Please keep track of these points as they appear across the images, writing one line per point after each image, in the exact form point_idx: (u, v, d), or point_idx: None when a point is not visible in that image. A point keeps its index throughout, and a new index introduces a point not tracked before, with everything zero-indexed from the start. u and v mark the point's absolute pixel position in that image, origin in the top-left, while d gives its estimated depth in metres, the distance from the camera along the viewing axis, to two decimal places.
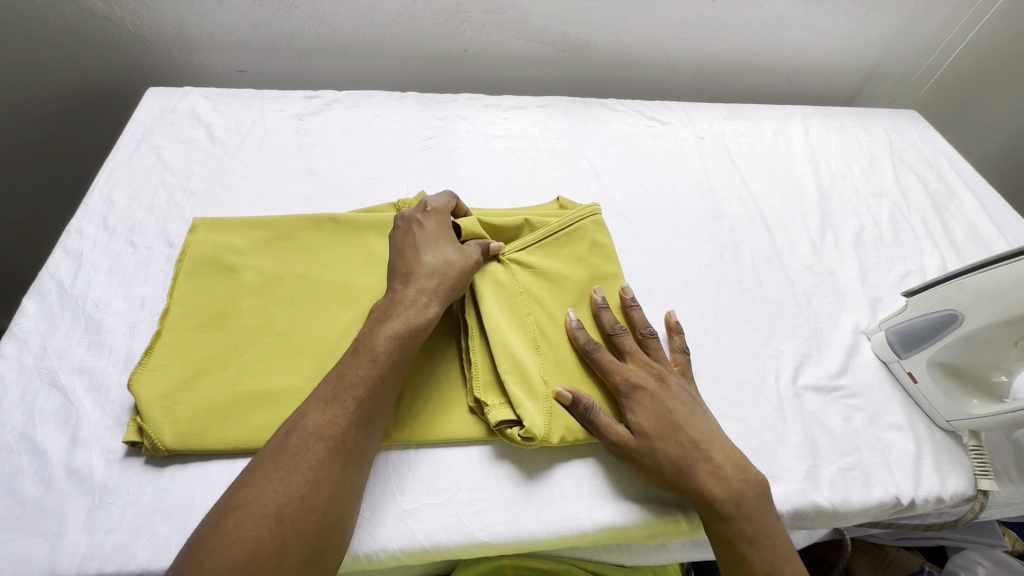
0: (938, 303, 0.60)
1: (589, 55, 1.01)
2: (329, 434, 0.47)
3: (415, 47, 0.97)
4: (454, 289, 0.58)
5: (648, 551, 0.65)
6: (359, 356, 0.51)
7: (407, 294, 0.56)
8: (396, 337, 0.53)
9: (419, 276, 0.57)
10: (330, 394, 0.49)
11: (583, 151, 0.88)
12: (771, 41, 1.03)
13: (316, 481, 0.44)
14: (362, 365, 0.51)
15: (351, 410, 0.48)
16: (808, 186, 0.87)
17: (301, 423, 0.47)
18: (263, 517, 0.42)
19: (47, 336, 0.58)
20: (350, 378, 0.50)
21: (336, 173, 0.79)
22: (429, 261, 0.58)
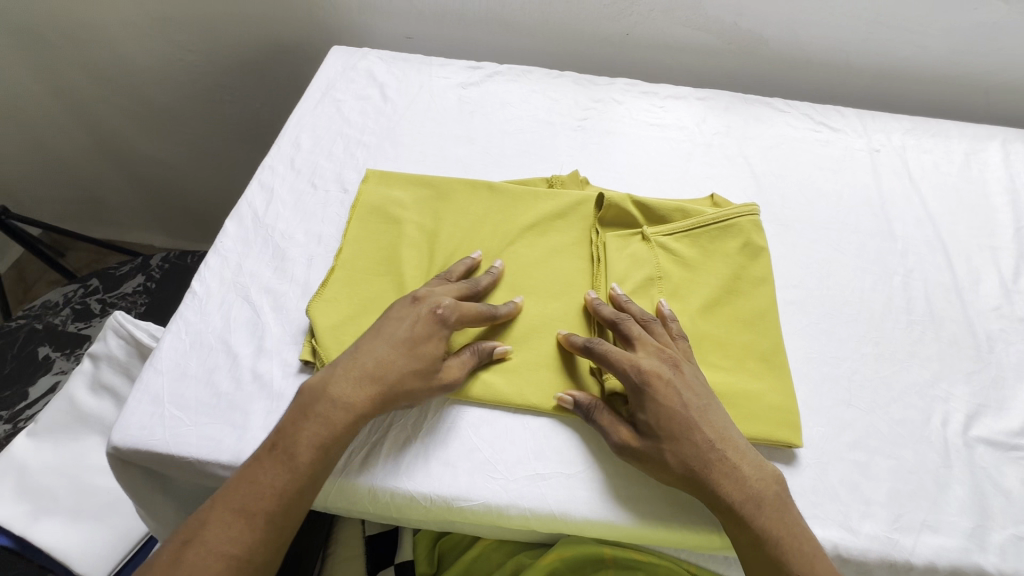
0: None
1: (759, 50, 0.96)
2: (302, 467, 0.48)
3: (578, 28, 0.97)
4: (420, 363, 0.53)
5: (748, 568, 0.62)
6: (318, 414, 0.50)
7: (370, 357, 0.52)
8: (350, 404, 0.50)
9: (383, 343, 0.53)
10: (291, 433, 0.49)
11: (741, 149, 0.84)
12: (978, 51, 0.91)
13: (245, 540, 0.45)
14: (324, 420, 0.50)
15: (288, 468, 0.48)
16: (1002, 220, 0.77)
17: (256, 471, 0.47)
18: (218, 564, 0.43)
19: (243, 256, 0.66)
20: (313, 429, 0.49)
21: (493, 142, 0.81)
22: (394, 329, 0.54)
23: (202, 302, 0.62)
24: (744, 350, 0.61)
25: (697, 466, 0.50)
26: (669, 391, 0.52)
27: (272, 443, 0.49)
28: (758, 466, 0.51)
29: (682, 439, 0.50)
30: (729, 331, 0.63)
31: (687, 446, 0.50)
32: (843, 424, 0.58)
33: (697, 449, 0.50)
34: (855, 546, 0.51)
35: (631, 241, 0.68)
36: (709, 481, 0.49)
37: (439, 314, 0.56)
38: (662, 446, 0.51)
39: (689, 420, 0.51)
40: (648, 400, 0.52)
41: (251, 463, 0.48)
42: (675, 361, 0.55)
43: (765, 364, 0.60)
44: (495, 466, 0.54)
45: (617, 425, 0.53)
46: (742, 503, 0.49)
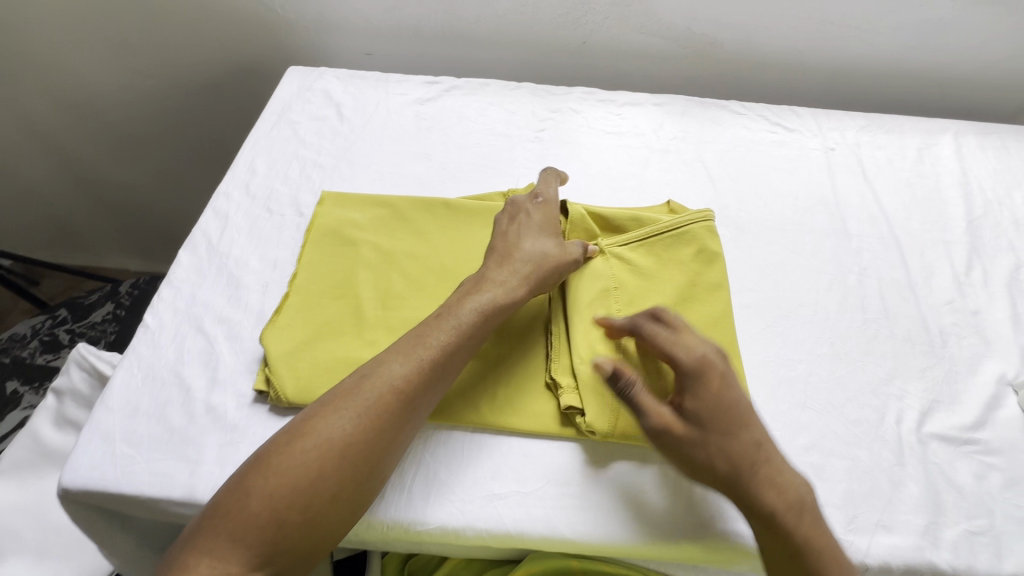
0: None
1: (714, 53, 0.96)
2: (400, 386, 0.50)
3: (535, 38, 0.97)
4: (545, 281, 0.61)
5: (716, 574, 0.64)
6: (444, 321, 0.55)
7: (501, 275, 0.60)
8: (482, 311, 0.56)
9: (517, 260, 0.61)
10: (386, 363, 0.52)
11: (698, 154, 0.84)
12: (927, 46, 0.92)
13: (320, 471, 0.46)
14: (444, 329, 0.55)
15: (372, 409, 0.49)
16: (954, 213, 0.78)
17: (336, 409, 0.49)
18: (293, 488, 0.45)
19: (196, 286, 0.66)
20: (430, 343, 0.53)
21: (450, 158, 0.82)
22: (522, 256, 0.61)
23: (155, 336, 0.62)
24: None
25: (742, 464, 0.48)
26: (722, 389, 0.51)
27: (357, 378, 0.51)
28: (780, 468, 0.50)
29: (723, 434, 0.49)
30: None
31: (733, 438, 0.49)
32: (799, 426, 0.58)
33: (739, 449, 0.49)
34: None
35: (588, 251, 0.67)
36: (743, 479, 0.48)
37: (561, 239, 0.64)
38: (711, 438, 0.49)
39: (732, 417, 0.50)
40: (699, 390, 0.50)
41: (341, 392, 0.50)
42: (722, 353, 0.53)
43: None
44: (450, 488, 0.54)
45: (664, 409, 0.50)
46: (783, 508, 0.48)
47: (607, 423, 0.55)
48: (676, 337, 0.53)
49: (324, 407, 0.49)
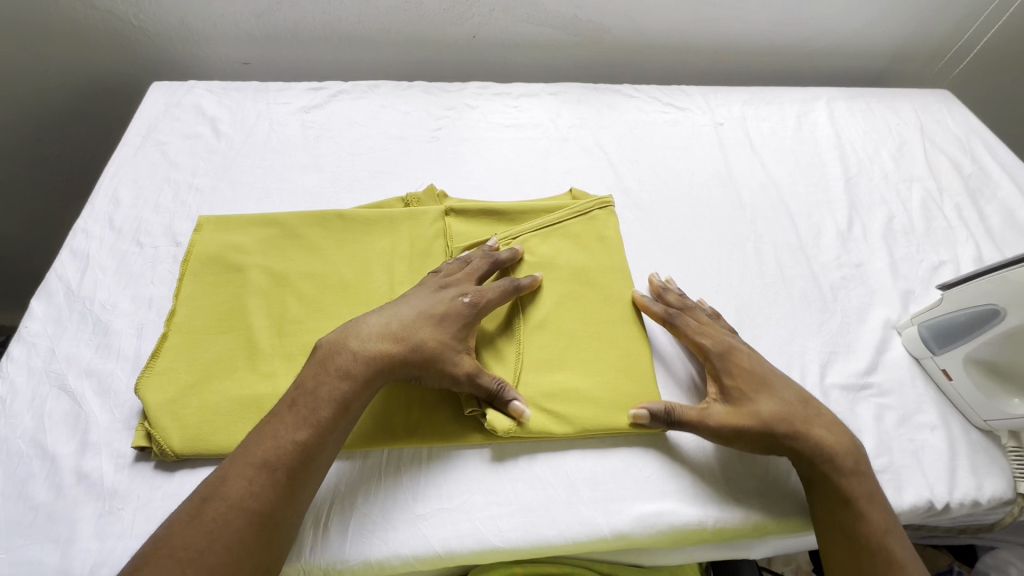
0: (978, 297, 0.57)
1: (603, 39, 0.97)
2: (252, 507, 0.44)
3: (423, 36, 0.94)
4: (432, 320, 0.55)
5: (749, 543, 0.62)
6: (297, 411, 0.48)
7: (369, 334, 0.52)
8: (343, 393, 0.49)
9: (399, 311, 0.55)
10: (229, 478, 0.45)
11: (597, 139, 0.84)
12: (794, 20, 0.98)
13: None
14: (297, 423, 0.48)
15: (220, 545, 0.42)
16: (834, 173, 0.83)
17: (173, 553, 0.41)
18: None
19: (55, 339, 0.58)
20: (282, 441, 0.47)
21: (343, 166, 0.77)
22: (406, 309, 0.55)
23: (7, 404, 0.53)
24: (603, 337, 0.61)
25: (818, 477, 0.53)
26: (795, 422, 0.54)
27: (195, 506, 0.43)
28: (863, 470, 0.53)
29: (799, 425, 0.54)
30: (586, 323, 0.62)
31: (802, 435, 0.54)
32: None
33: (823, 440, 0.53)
34: (733, 516, 0.54)
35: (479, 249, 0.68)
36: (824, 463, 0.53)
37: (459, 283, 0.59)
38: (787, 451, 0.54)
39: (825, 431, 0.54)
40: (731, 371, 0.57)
41: (176, 530, 0.42)
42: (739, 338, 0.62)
43: (628, 352, 0.61)
44: (369, 518, 0.50)
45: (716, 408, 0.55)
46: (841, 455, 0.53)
47: (509, 417, 0.53)
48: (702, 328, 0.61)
49: (154, 555, 0.41)
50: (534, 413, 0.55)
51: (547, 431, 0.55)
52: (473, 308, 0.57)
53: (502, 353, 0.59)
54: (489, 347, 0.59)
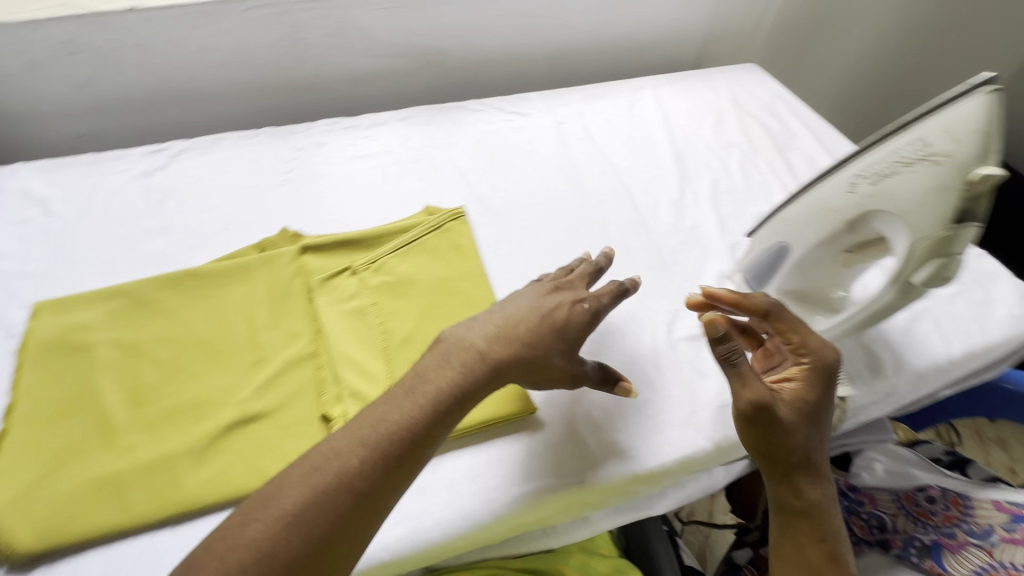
0: (771, 239, 0.64)
1: (443, 61, 1.03)
2: (267, 550, 0.41)
3: (264, 83, 0.95)
4: (511, 338, 0.53)
5: (647, 502, 0.71)
6: (369, 422, 0.47)
7: (472, 340, 0.52)
8: (428, 412, 0.48)
9: (511, 322, 0.55)
10: (294, 492, 0.43)
11: (447, 155, 0.89)
12: (613, 20, 1.08)
13: None
14: (398, 440, 0.46)
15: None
16: (665, 151, 0.93)
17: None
18: None
19: None
20: (345, 455, 0.45)
21: (192, 224, 0.76)
22: (485, 321, 0.55)
23: None
24: None
25: (790, 498, 0.57)
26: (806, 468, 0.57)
27: (237, 525, 0.42)
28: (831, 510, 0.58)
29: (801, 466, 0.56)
30: (449, 329, 0.66)
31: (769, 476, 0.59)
32: None
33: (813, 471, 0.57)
34: (602, 475, 0.58)
35: (338, 277, 0.70)
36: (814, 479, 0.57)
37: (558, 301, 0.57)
38: (779, 477, 0.56)
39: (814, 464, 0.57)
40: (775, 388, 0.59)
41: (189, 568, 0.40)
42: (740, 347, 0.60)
43: None
44: None
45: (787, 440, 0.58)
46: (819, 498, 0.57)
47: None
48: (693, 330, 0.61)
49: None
50: None
51: None
52: (591, 312, 0.57)
53: (370, 372, 0.61)
54: (355, 370, 0.61)
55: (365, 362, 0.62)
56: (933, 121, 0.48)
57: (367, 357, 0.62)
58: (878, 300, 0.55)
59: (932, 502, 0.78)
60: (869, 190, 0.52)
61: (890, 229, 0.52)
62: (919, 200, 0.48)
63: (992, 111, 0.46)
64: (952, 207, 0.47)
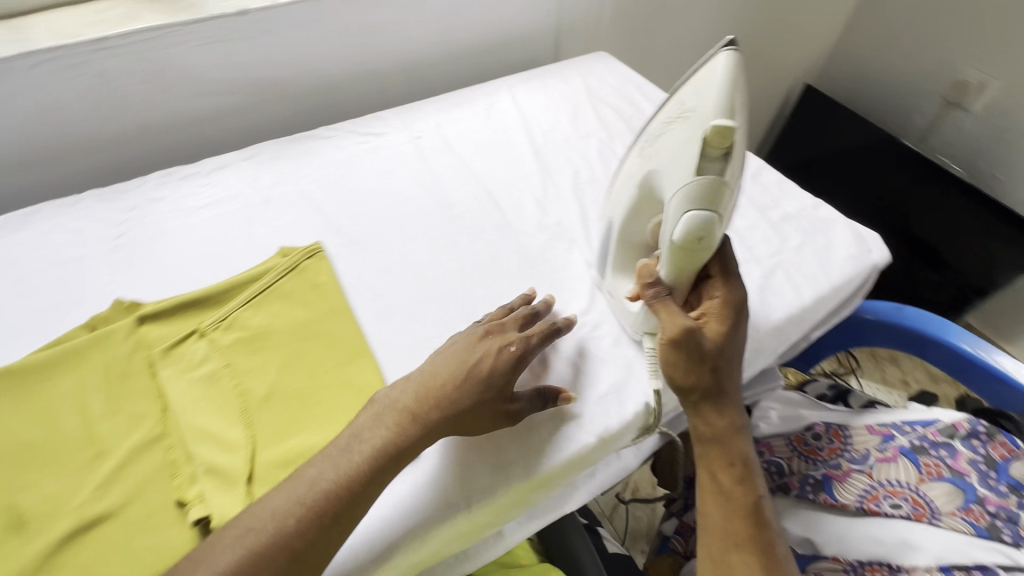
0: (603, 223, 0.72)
1: (286, 89, 0.97)
2: (325, 487, 0.50)
3: (81, 142, 0.86)
4: (454, 378, 0.56)
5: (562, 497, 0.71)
6: (418, 386, 0.56)
7: (444, 368, 0.57)
8: (457, 381, 0.56)
9: (482, 346, 0.59)
10: (277, 508, 0.49)
11: (300, 189, 0.84)
12: (459, 25, 1.07)
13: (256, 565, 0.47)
14: (427, 395, 0.56)
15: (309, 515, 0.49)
16: (525, 149, 0.93)
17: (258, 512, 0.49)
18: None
19: None
20: (369, 432, 0.54)
21: (6, 314, 0.67)
22: (457, 353, 0.58)
23: None
24: (335, 380, 0.62)
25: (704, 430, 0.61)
26: (733, 310, 0.61)
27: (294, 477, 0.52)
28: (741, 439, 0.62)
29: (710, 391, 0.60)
30: (313, 375, 0.62)
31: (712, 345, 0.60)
32: None
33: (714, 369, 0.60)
34: (489, 495, 0.57)
35: (184, 342, 0.64)
36: (720, 399, 0.61)
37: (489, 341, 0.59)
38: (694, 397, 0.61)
39: (726, 354, 0.61)
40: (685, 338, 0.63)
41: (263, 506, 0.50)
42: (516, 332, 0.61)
43: (361, 384, 0.62)
44: None
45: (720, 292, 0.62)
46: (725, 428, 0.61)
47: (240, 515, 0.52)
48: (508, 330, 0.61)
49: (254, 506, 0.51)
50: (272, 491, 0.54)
51: None
52: (518, 356, 0.58)
53: (228, 442, 0.56)
54: (211, 443, 0.56)
55: (222, 431, 0.57)
56: (690, 85, 0.56)
57: (224, 426, 0.57)
58: (666, 252, 0.60)
59: (819, 439, 0.82)
60: (648, 151, 0.62)
61: (663, 183, 0.60)
62: (678, 150, 0.57)
63: (735, 66, 0.53)
64: (697, 156, 0.54)
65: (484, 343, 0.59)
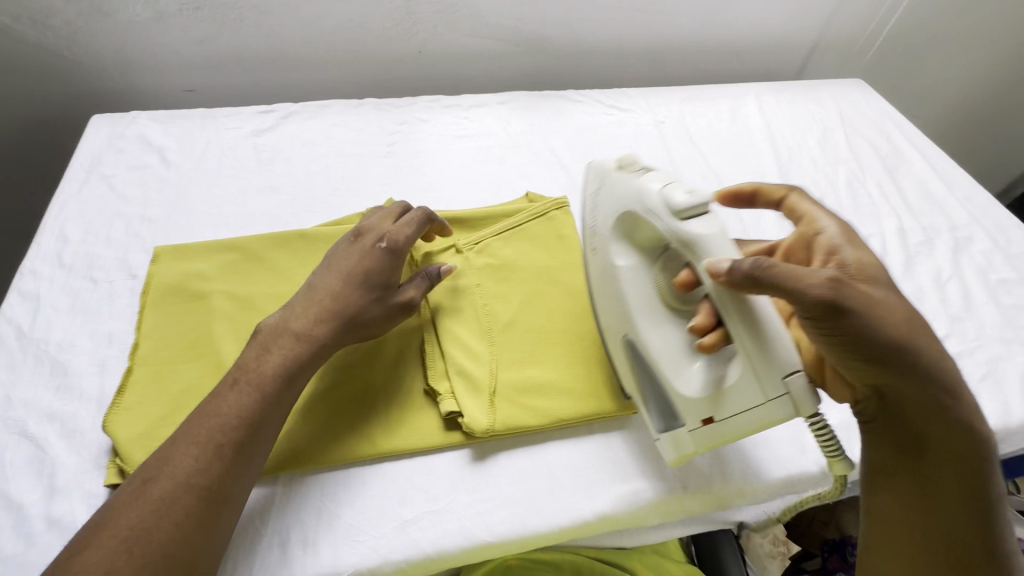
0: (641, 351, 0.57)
1: (545, 47, 1.01)
2: (263, 394, 0.49)
3: (370, 55, 0.95)
4: (351, 277, 0.56)
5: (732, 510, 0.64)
6: (307, 318, 0.54)
7: (324, 286, 0.56)
8: (298, 338, 0.53)
9: (321, 275, 0.57)
10: (175, 456, 0.45)
11: (547, 144, 0.88)
12: (721, 21, 1.05)
13: (211, 457, 0.45)
14: (310, 327, 0.53)
15: (233, 420, 0.47)
16: (769, 161, 0.90)
17: (220, 398, 0.48)
18: (191, 474, 0.44)
19: (11, 384, 0.56)
20: (279, 345, 0.52)
21: (300, 187, 0.77)
22: (341, 265, 0.58)
23: None
24: (572, 334, 0.64)
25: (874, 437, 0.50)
26: (853, 232, 0.52)
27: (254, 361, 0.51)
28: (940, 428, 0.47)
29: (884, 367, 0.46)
30: (553, 318, 0.65)
31: (868, 292, 0.46)
32: None
33: (883, 322, 0.45)
34: (707, 486, 0.57)
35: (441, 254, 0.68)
36: (905, 359, 0.46)
37: (334, 258, 0.58)
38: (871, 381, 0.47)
39: (881, 284, 0.48)
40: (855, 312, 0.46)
41: (212, 397, 0.49)
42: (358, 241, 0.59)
43: (595, 342, 0.63)
44: (360, 529, 0.51)
45: (832, 223, 0.53)
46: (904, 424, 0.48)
47: (484, 420, 0.55)
48: (358, 240, 0.59)
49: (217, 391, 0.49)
50: (511, 410, 0.57)
51: (527, 426, 0.57)
52: (389, 251, 0.58)
53: (475, 352, 0.60)
54: (462, 348, 0.60)
55: (471, 341, 0.61)
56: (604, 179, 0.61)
57: (472, 337, 0.62)
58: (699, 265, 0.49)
59: None
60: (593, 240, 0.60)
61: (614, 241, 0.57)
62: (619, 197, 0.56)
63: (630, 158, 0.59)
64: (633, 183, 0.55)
65: (355, 246, 0.59)
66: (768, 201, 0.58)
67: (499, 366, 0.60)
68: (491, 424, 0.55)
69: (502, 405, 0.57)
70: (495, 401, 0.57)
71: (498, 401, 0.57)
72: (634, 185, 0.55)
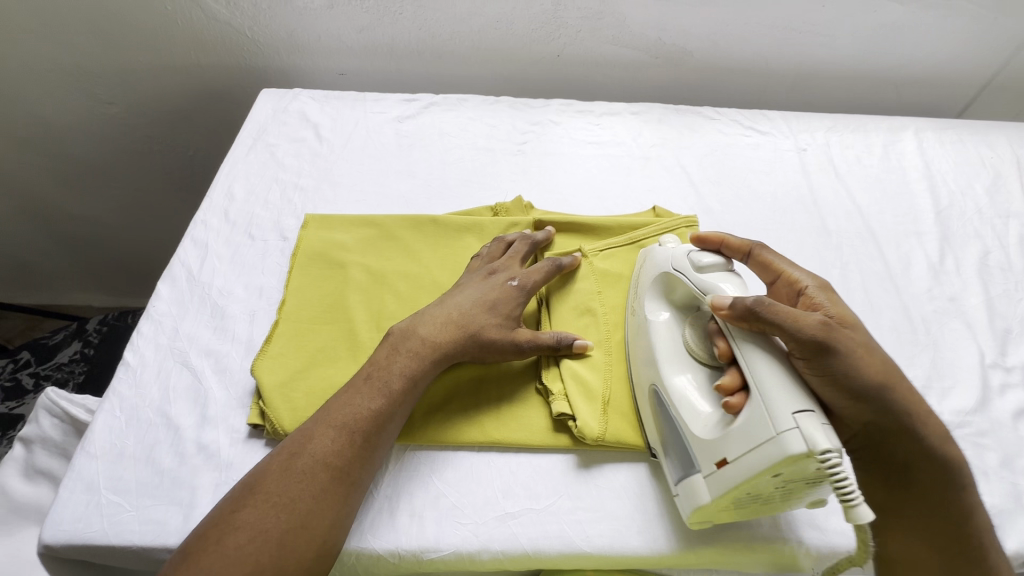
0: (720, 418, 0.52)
1: (684, 60, 0.99)
2: (392, 391, 0.52)
3: (510, 54, 0.98)
4: (477, 302, 0.58)
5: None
6: (442, 321, 0.56)
7: (454, 304, 0.58)
8: (428, 342, 0.55)
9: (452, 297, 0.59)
10: (315, 438, 0.48)
11: (678, 159, 0.86)
12: (884, 48, 0.97)
13: (347, 444, 0.48)
14: (443, 333, 0.56)
15: (370, 409, 0.50)
16: (924, 205, 0.82)
17: (360, 388, 0.51)
18: (329, 455, 0.47)
19: (179, 319, 0.64)
20: (413, 342, 0.55)
21: (435, 175, 0.81)
22: (473, 290, 0.60)
23: (137, 374, 0.59)
24: None
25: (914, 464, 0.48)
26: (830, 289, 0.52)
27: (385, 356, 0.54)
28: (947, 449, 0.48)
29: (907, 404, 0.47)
30: None
31: (852, 338, 0.46)
32: None
33: (865, 360, 0.46)
34: (824, 544, 0.52)
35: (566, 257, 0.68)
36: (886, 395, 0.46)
37: (464, 286, 0.61)
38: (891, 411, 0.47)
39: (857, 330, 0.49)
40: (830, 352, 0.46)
41: (353, 383, 0.52)
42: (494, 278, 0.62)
43: None
44: (462, 511, 0.52)
45: (809, 278, 0.52)
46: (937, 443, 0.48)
47: (596, 427, 0.55)
48: (491, 275, 0.62)
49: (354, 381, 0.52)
50: (622, 423, 0.56)
51: (636, 443, 0.55)
52: (523, 290, 0.60)
53: (591, 360, 0.60)
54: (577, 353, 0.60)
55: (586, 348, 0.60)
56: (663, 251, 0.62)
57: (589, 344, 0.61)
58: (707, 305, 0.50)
59: None
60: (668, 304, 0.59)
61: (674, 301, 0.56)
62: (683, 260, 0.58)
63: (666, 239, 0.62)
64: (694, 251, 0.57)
65: (488, 277, 0.61)
66: (734, 254, 0.57)
67: (613, 377, 0.59)
68: (602, 433, 0.54)
69: (614, 416, 0.56)
70: (607, 411, 0.56)
71: (610, 411, 0.56)
72: (663, 252, 0.58)
